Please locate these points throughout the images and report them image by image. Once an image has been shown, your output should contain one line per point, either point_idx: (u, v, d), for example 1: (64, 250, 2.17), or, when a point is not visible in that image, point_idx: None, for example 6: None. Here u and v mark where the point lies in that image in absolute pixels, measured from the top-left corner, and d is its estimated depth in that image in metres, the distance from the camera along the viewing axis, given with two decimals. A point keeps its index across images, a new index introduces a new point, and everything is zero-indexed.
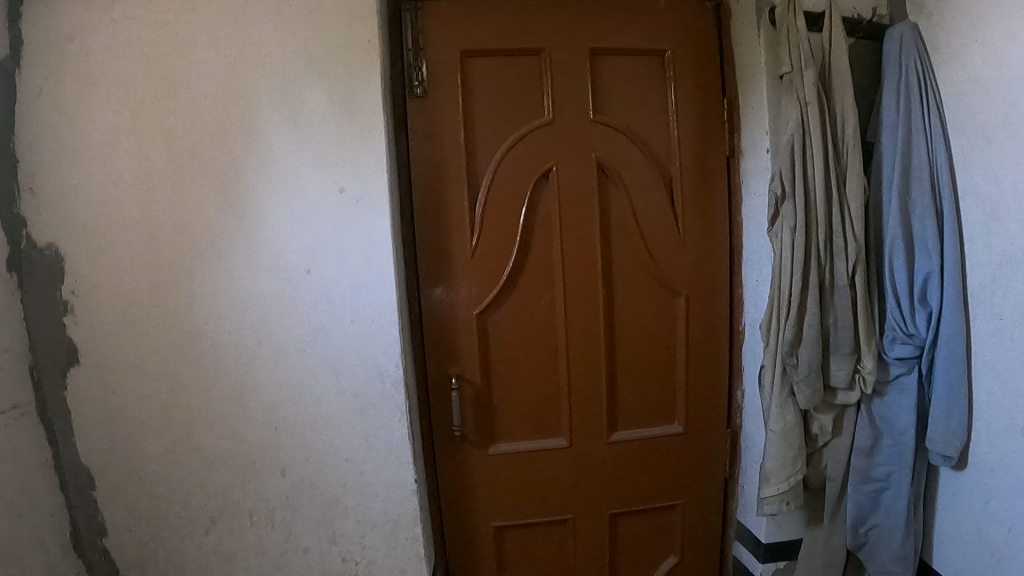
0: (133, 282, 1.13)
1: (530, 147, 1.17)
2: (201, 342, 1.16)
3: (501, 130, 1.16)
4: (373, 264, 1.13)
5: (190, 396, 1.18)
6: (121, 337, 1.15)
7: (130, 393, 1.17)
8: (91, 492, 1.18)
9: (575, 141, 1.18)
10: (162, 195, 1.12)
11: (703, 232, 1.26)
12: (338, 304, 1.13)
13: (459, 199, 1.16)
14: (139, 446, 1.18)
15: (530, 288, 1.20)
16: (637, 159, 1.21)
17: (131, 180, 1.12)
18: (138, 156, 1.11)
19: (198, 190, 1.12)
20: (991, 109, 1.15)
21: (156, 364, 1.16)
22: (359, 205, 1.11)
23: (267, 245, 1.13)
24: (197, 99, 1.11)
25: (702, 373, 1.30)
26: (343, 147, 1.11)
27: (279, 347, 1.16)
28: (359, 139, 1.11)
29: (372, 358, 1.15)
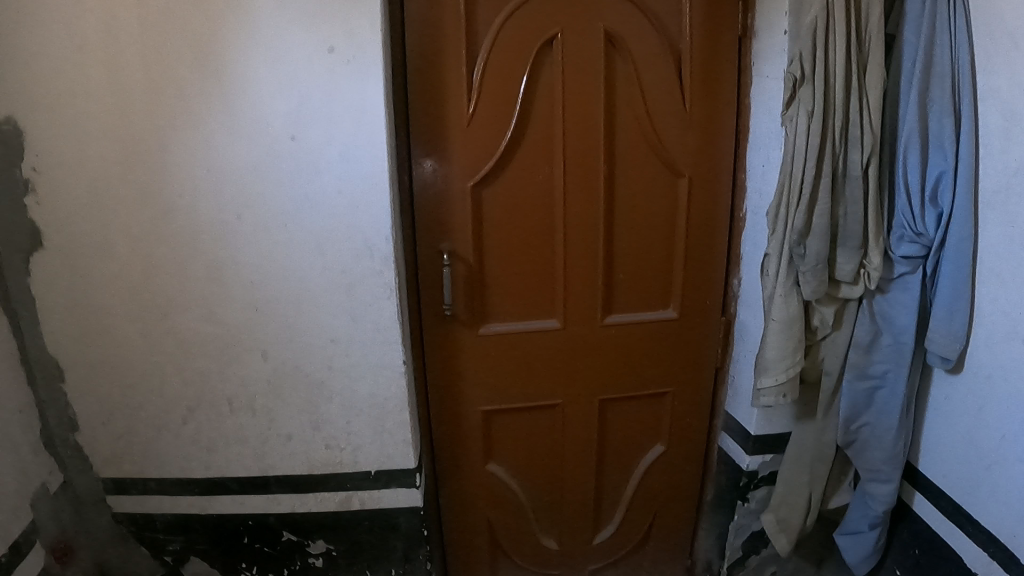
0: (101, 157, 1.08)
1: (536, 10, 1.08)
2: (178, 222, 1.11)
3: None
4: (364, 132, 1.05)
5: (164, 276, 1.14)
6: (91, 217, 1.11)
7: (97, 275, 1.14)
8: (59, 385, 1.19)
9: (583, 6, 1.09)
10: (133, 59, 1.04)
11: (710, 112, 1.20)
12: (326, 173, 1.06)
13: (457, 65, 1.07)
14: (107, 329, 1.16)
15: (528, 163, 1.13)
16: (648, 30, 1.13)
17: (97, 40, 1.03)
18: (105, 13, 1.02)
19: (173, 50, 1.04)
20: (1021, 11, 1.05)
21: (125, 243, 1.12)
22: (350, 66, 1.03)
23: (249, 109, 1.05)
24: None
25: (701, 262, 1.25)
26: (334, 3, 1.00)
27: (261, 222, 1.09)
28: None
29: (361, 232, 1.08)
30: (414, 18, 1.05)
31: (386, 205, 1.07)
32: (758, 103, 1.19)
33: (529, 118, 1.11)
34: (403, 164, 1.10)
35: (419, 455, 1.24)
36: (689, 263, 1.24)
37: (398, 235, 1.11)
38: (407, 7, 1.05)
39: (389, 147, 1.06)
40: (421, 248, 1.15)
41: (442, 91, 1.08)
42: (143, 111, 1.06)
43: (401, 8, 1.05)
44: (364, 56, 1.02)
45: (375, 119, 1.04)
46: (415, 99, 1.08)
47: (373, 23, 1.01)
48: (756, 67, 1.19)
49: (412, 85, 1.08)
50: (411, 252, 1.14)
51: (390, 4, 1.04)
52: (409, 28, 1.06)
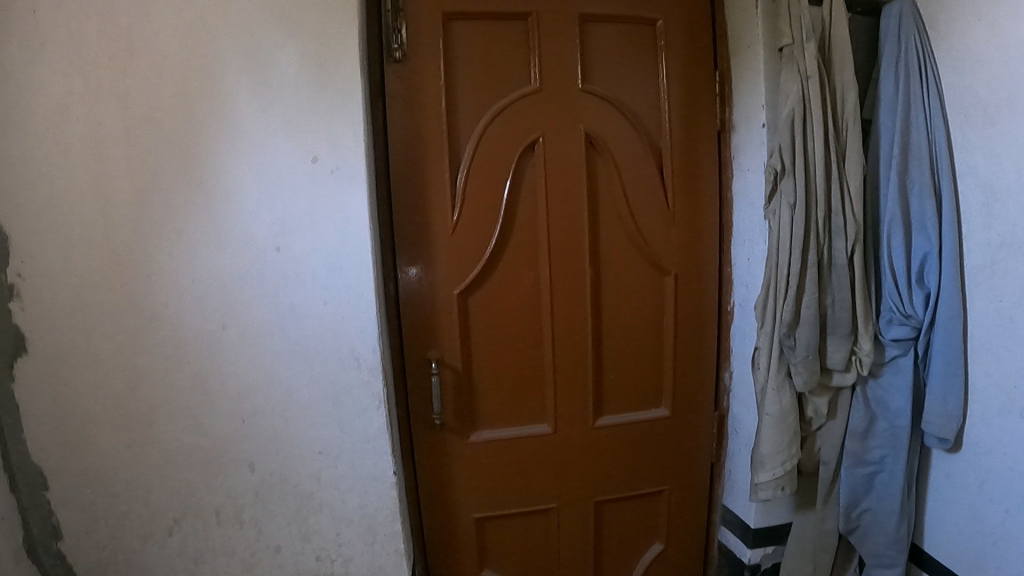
0: (85, 263, 1.05)
1: (517, 116, 1.10)
2: (162, 329, 1.08)
3: (486, 99, 1.09)
4: (349, 242, 1.04)
5: (150, 385, 1.10)
6: (76, 326, 1.06)
7: (82, 384, 1.08)
8: (43, 493, 1.10)
9: (562, 111, 1.12)
10: (117, 168, 1.03)
11: (689, 209, 1.22)
12: (310, 283, 1.05)
13: (439, 173, 1.08)
14: (92, 440, 1.10)
15: (514, 263, 1.13)
16: (628, 131, 1.16)
17: (82, 149, 1.02)
18: (89, 123, 1.01)
19: (157, 160, 1.03)
20: (993, 88, 1.09)
21: (110, 352, 1.08)
22: (334, 175, 1.03)
23: (235, 219, 1.04)
24: (157, 60, 1.01)
25: (693, 354, 1.25)
26: (315, 113, 1.02)
27: (247, 332, 1.08)
28: (338, 105, 1.02)
29: (350, 342, 1.07)
30: (396, 123, 1.07)
31: (372, 316, 1.06)
32: (740, 194, 1.21)
33: (515, 222, 1.12)
34: (388, 273, 1.10)
35: (412, 565, 1.20)
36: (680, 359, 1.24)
37: (384, 342, 1.09)
38: (391, 113, 1.06)
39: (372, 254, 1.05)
40: (409, 355, 1.13)
41: (424, 197, 1.09)
42: (128, 222, 1.04)
43: (383, 112, 1.07)
44: (347, 167, 1.03)
45: (359, 228, 1.04)
46: (398, 204, 1.08)
47: (356, 135, 1.02)
48: (736, 159, 1.22)
49: (396, 192, 1.08)
50: (399, 361, 1.13)
51: (370, 113, 1.05)
52: (392, 134, 1.07)
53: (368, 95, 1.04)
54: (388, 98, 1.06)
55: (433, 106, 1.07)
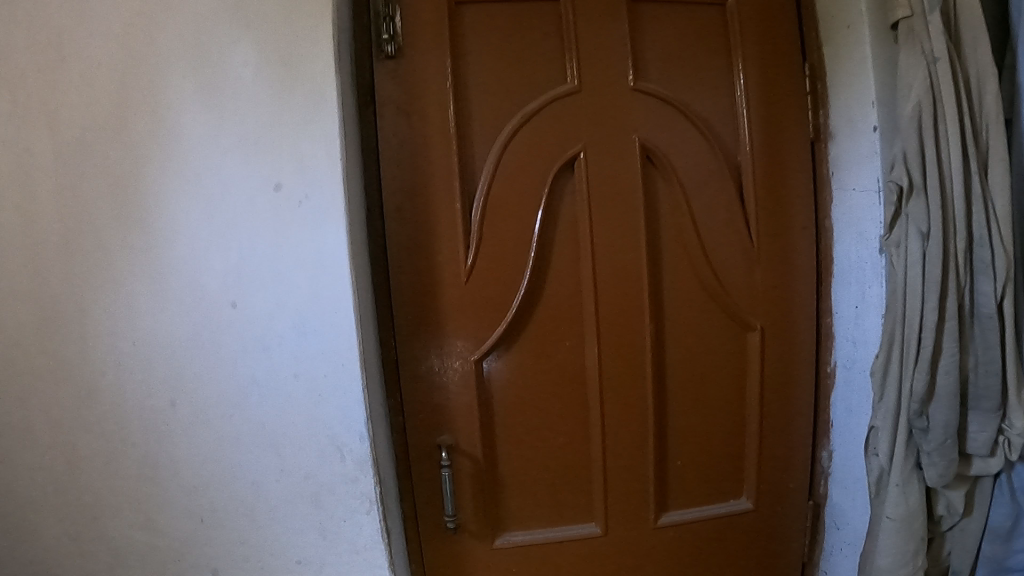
0: (13, 323, 0.80)
1: (549, 127, 0.84)
2: (103, 403, 0.81)
3: (508, 106, 0.83)
4: (321, 297, 0.78)
5: (93, 472, 0.82)
6: (5, 397, 0.81)
7: (16, 466, 0.82)
8: None
9: (609, 119, 0.85)
10: (48, 204, 0.79)
11: (775, 246, 0.96)
12: (277, 350, 0.79)
13: (450, 202, 0.82)
14: (31, 534, 0.84)
15: (546, 321, 0.86)
16: (704, 145, 0.90)
17: (6, 179, 0.78)
18: (15, 148, 0.78)
19: (92, 190, 0.79)
20: None
21: (46, 429, 0.82)
22: (301, 209, 0.77)
23: (184, 264, 0.79)
24: (89, 67, 0.77)
25: (785, 427, 0.99)
26: (276, 127, 0.77)
27: (200, 411, 0.81)
28: (306, 114, 0.76)
29: (328, 427, 0.81)
30: (386, 137, 0.81)
31: (358, 392, 0.80)
32: (843, 224, 0.95)
33: (550, 266, 0.86)
34: (384, 337, 0.85)
35: None
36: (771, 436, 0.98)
37: (377, 426, 0.83)
38: (381, 124, 0.81)
39: (357, 312, 0.79)
40: (411, 441, 0.87)
41: (430, 236, 0.83)
42: (61, 271, 0.80)
43: (372, 125, 0.82)
44: (317, 199, 0.77)
45: (331, 280, 0.78)
46: (391, 244, 0.83)
47: (330, 155, 0.77)
48: (835, 179, 0.96)
49: (391, 229, 0.83)
50: (400, 451, 0.87)
51: (345, 124, 0.78)
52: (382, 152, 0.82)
53: (350, 101, 0.79)
54: (379, 105, 0.81)
55: (437, 114, 0.81)
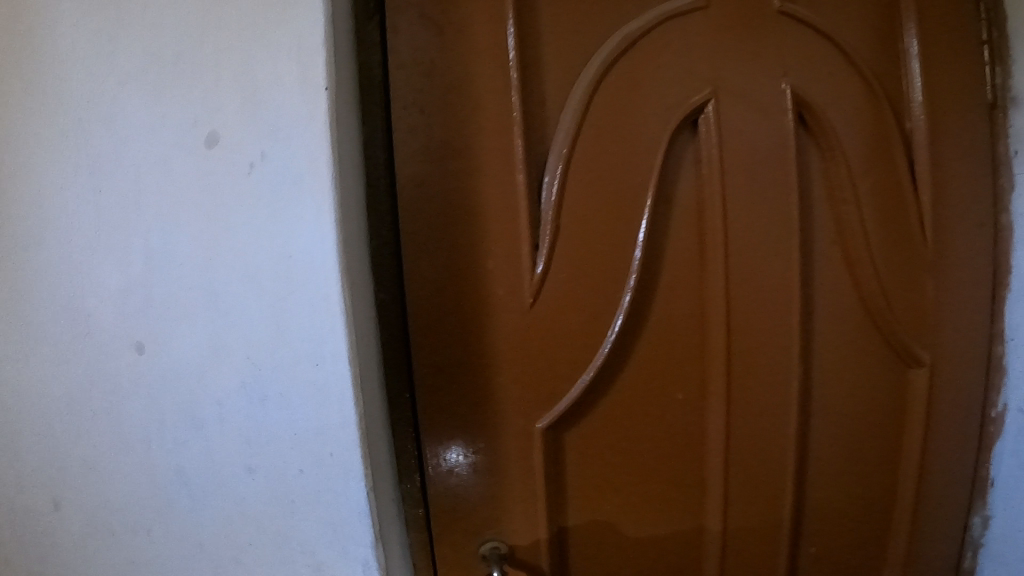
0: None
1: (659, 56, 0.52)
2: None
3: (598, 19, 0.51)
4: (288, 337, 0.43)
5: None
6: None
7: None
8: None
9: (750, 46, 0.53)
10: None
11: (940, 241, 0.57)
12: (217, 428, 0.45)
13: (500, 177, 0.50)
14: None
15: (649, 366, 0.54)
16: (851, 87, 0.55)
17: None
18: None
19: None
20: None
21: None
22: (252, 182, 0.42)
23: (64, 273, 0.45)
24: None
25: (953, 505, 0.62)
26: (210, 35, 0.42)
27: (96, 517, 0.48)
28: (263, 4, 0.42)
29: (308, 550, 0.46)
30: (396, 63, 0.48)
31: (358, 501, 0.44)
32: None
33: (662, 275, 0.53)
34: (392, 398, 0.52)
35: None
36: (911, 515, 0.61)
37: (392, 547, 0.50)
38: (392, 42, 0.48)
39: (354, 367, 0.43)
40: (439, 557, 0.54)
41: (471, 229, 0.50)
42: None
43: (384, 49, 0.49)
44: (279, 158, 0.42)
45: (305, 303, 0.42)
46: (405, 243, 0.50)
47: (304, 76, 0.41)
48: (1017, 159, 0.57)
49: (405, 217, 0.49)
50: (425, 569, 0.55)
51: (334, 28, 0.44)
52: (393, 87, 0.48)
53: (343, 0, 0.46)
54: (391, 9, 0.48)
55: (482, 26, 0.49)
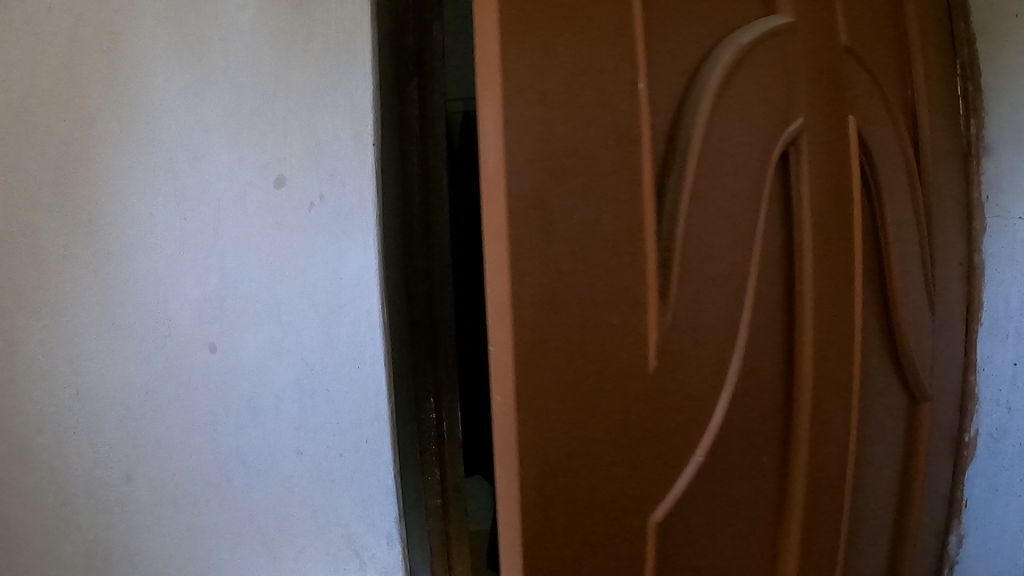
0: None
1: (791, 72, 0.46)
2: (38, 468, 0.58)
3: None
4: (336, 344, 0.52)
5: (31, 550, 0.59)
6: None
7: None
8: None
9: (846, 78, 0.50)
10: None
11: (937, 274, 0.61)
12: (272, 417, 0.54)
13: (631, 181, 0.38)
14: None
15: (752, 419, 0.45)
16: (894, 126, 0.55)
17: None
18: None
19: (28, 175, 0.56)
20: None
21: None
22: (313, 216, 0.51)
23: (150, 285, 0.55)
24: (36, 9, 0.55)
25: (938, 520, 0.66)
26: (278, 96, 0.52)
27: (165, 490, 0.57)
28: (323, 71, 0.51)
29: (342, 523, 0.54)
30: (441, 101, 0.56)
31: (388, 478, 0.53)
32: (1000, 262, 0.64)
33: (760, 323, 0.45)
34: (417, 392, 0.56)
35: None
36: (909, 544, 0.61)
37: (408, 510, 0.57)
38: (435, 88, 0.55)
39: (387, 369, 0.52)
40: (458, 544, 0.57)
41: (586, 268, 0.37)
42: None
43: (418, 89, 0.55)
44: (335, 196, 0.51)
45: (352, 315, 0.51)
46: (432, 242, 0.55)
47: (357, 131, 0.51)
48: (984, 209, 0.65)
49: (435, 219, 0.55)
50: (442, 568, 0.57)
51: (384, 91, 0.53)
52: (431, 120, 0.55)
53: (394, 60, 0.55)
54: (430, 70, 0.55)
55: None
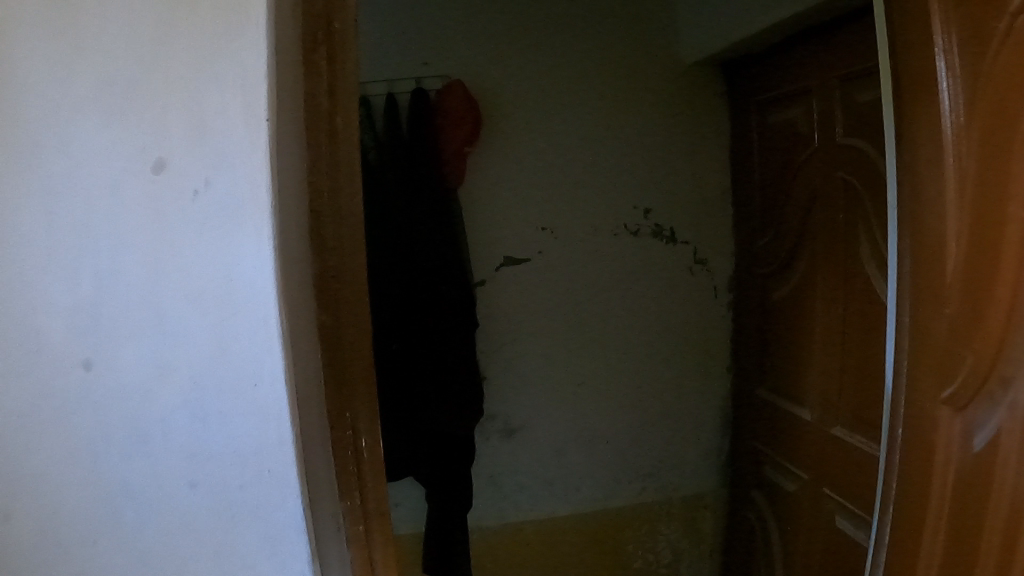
0: None
1: None
2: None
3: None
4: (230, 359, 0.45)
5: None
6: None
7: None
8: None
9: None
10: None
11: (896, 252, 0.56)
12: (162, 443, 0.46)
13: None
14: None
15: None
16: (1011, 64, 0.43)
17: None
18: None
19: None
20: None
21: None
22: (201, 210, 0.45)
23: (14, 293, 0.46)
24: None
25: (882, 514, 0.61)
26: (156, 66, 0.44)
27: (40, 532, 0.48)
28: (206, 37, 0.43)
29: (249, 562, 0.48)
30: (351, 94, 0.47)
31: (297, 512, 0.47)
32: None
33: None
34: (333, 412, 0.48)
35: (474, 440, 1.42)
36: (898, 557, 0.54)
37: (323, 517, 0.49)
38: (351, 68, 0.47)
39: (291, 385, 0.46)
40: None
41: None
42: None
43: (327, 62, 0.46)
44: (221, 188, 0.44)
45: (248, 322, 0.45)
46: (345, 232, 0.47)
47: (248, 107, 0.44)
48: None
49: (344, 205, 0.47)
50: None
51: (283, 67, 0.45)
52: (336, 103, 0.47)
53: (303, 18, 0.46)
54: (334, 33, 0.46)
55: None
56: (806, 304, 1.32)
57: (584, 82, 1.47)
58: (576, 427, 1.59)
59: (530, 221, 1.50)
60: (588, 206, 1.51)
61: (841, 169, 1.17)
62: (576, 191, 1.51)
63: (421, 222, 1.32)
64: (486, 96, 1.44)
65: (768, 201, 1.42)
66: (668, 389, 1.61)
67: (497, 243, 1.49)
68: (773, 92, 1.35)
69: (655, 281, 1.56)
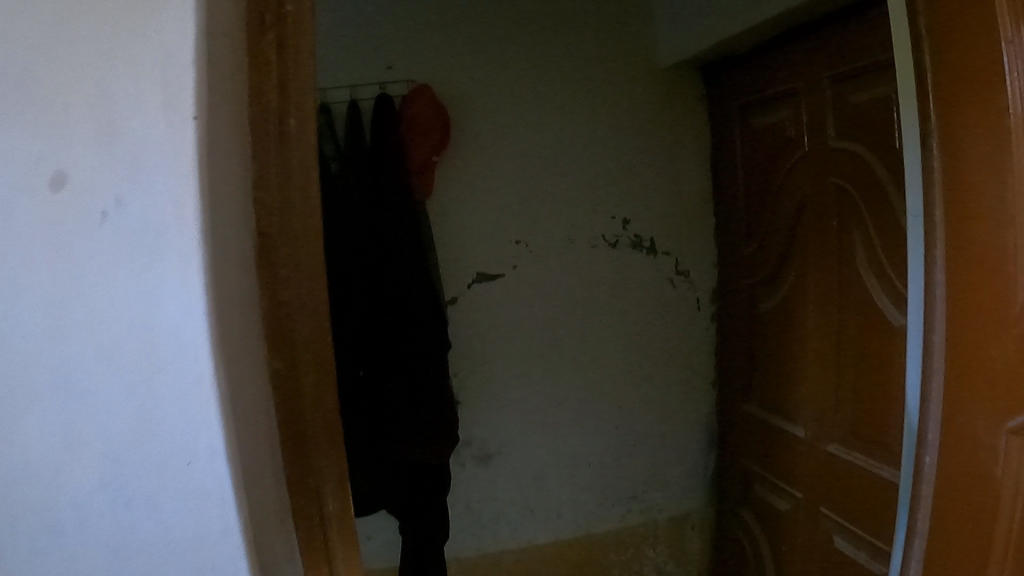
0: None
1: None
2: None
3: None
4: (154, 431, 0.36)
5: None
6: None
7: None
8: None
9: None
10: None
11: (922, 270, 0.50)
12: (71, 540, 0.36)
13: None
14: None
15: None
16: None
17: None
18: None
19: None
20: None
21: None
22: (111, 241, 0.35)
23: None
24: None
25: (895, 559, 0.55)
26: (48, 56, 0.34)
27: None
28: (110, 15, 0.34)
29: None
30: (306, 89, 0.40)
31: None
32: None
33: None
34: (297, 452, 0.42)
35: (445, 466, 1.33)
36: None
37: None
38: (309, 58, 0.40)
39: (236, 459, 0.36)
40: None
41: None
42: None
43: (277, 50, 0.39)
44: (138, 203, 0.35)
45: (175, 385, 0.35)
46: (300, 253, 0.40)
47: (170, 101, 0.34)
48: None
49: (297, 221, 0.40)
50: None
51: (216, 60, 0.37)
52: (286, 100, 0.40)
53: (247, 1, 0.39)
54: (284, 17, 0.39)
55: None
56: (797, 316, 1.26)
57: (558, 88, 1.40)
58: (556, 451, 1.49)
59: (504, 233, 1.41)
60: (564, 216, 1.44)
61: (830, 174, 1.12)
62: (550, 202, 1.43)
63: (387, 239, 1.24)
64: (456, 102, 1.36)
65: (753, 210, 1.36)
66: (652, 408, 1.53)
67: (468, 258, 1.40)
68: (755, 97, 1.30)
69: (636, 294, 1.49)
